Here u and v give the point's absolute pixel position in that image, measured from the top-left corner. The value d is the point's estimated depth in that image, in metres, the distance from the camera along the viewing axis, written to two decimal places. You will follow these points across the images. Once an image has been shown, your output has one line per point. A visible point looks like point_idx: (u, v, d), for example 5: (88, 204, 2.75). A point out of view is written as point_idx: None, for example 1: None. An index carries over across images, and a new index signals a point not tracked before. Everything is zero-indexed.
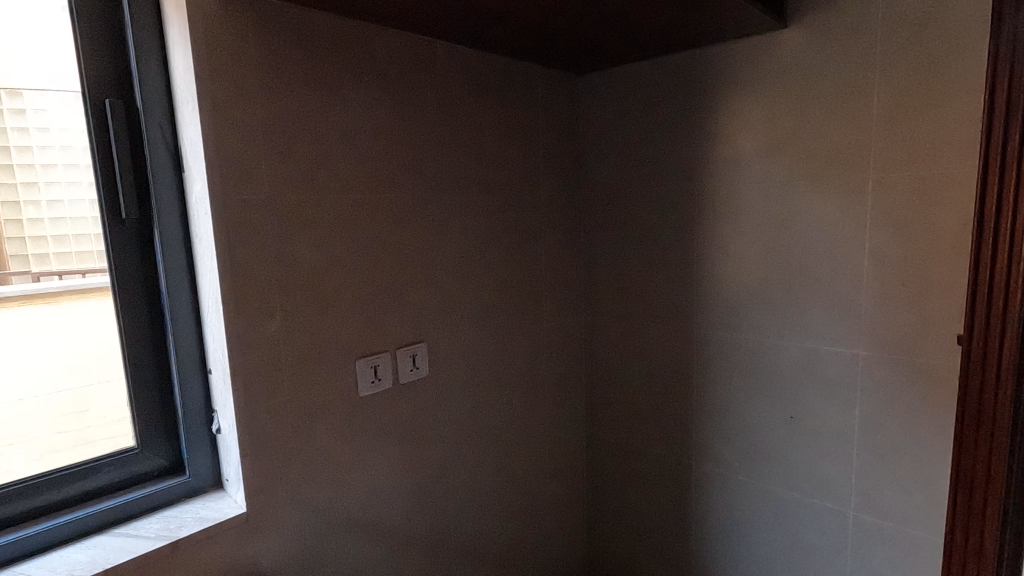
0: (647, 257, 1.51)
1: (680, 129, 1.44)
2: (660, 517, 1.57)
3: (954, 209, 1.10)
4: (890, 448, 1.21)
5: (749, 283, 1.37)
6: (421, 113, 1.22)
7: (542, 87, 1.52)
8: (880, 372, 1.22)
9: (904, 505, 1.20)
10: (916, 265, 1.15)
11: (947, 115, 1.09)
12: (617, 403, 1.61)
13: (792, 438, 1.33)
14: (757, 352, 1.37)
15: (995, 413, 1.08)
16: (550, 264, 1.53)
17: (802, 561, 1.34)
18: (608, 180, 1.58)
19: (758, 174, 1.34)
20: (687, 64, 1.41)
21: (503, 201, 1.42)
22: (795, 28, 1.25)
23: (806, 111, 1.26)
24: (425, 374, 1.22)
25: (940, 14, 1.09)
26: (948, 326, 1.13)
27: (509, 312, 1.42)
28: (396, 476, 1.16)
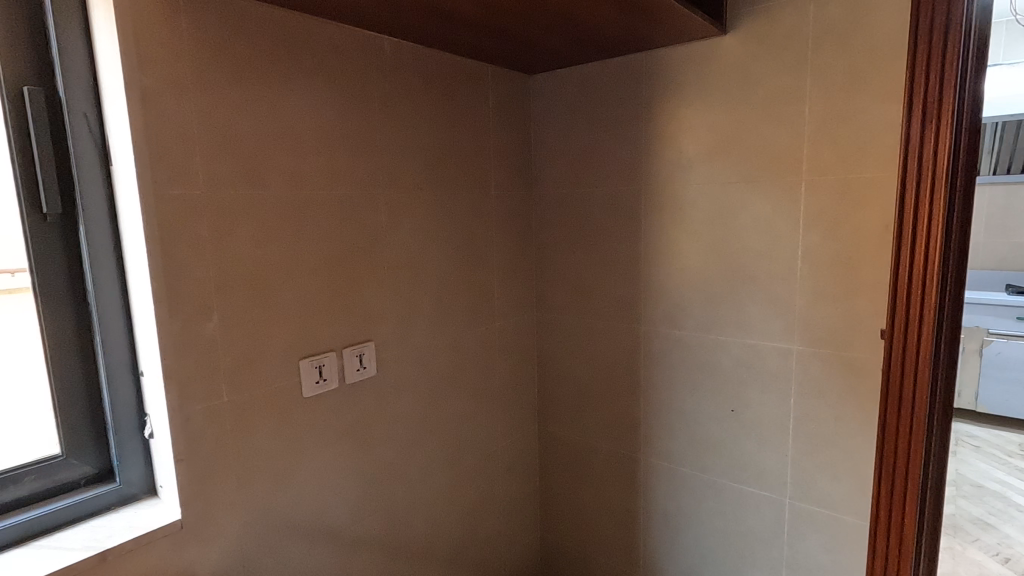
0: (589, 260, 1.59)
1: (629, 127, 1.45)
2: (610, 504, 1.66)
3: (881, 210, 1.12)
4: (823, 437, 1.26)
5: (689, 283, 1.41)
6: (367, 111, 1.20)
7: (495, 84, 1.51)
8: (815, 364, 1.25)
9: (835, 492, 1.26)
10: (846, 262, 1.17)
11: (877, 117, 1.11)
12: (563, 398, 1.72)
13: (733, 429, 1.39)
14: (700, 347, 1.41)
15: (914, 405, 1.12)
16: (500, 266, 1.59)
17: (744, 547, 1.41)
18: (561, 178, 1.61)
19: (701, 171, 1.35)
20: (637, 63, 1.41)
21: (453, 199, 1.43)
22: (734, 31, 1.25)
23: (744, 114, 1.27)
24: (372, 373, 1.26)
25: (874, 16, 1.09)
26: (872, 324, 1.16)
27: (459, 315, 1.48)
28: (343, 472, 1.23)
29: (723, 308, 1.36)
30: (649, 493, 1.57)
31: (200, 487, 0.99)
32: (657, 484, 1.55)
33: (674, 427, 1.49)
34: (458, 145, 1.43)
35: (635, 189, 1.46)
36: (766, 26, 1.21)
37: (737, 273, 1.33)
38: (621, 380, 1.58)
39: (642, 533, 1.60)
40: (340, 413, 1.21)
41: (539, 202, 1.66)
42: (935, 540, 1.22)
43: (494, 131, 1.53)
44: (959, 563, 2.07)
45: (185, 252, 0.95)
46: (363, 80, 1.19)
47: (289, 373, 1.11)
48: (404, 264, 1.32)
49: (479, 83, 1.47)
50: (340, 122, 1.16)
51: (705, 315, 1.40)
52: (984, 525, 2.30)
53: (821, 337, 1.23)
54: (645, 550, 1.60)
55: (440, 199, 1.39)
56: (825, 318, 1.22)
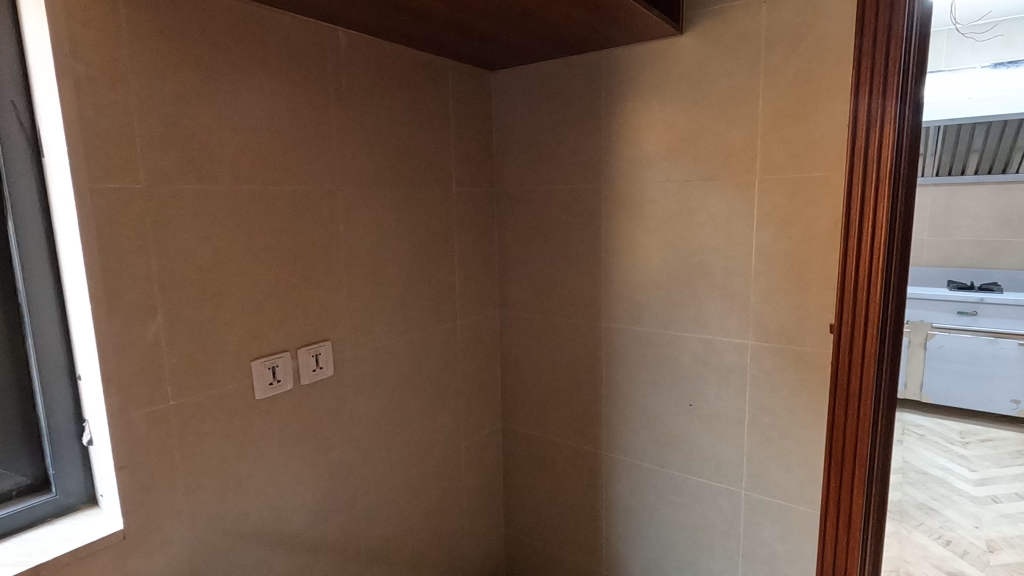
0: (551, 258, 1.59)
1: (589, 125, 1.46)
2: (573, 500, 1.67)
3: (829, 208, 1.16)
4: (776, 429, 1.29)
5: (648, 280, 1.43)
6: (321, 105, 1.17)
7: (455, 80, 1.50)
8: (768, 359, 1.28)
9: (787, 482, 1.29)
10: (797, 259, 1.21)
11: (824, 119, 1.14)
12: (526, 396, 1.72)
13: (692, 423, 1.41)
14: (659, 343, 1.43)
15: (860, 395, 1.16)
16: (462, 264, 1.58)
17: (703, 539, 1.44)
18: (522, 176, 1.61)
19: (659, 170, 1.37)
20: (596, 62, 1.42)
21: (413, 196, 1.41)
22: (691, 31, 1.27)
23: (700, 114, 1.29)
24: (329, 374, 1.23)
25: (821, 21, 1.12)
26: (822, 318, 1.20)
27: (420, 313, 1.46)
28: (299, 475, 1.19)
29: (681, 304, 1.38)
30: (611, 488, 1.58)
31: (145, 494, 0.95)
32: (619, 479, 1.57)
33: (635, 422, 1.51)
34: (418, 141, 1.41)
35: (596, 187, 1.47)
36: (721, 27, 1.23)
37: (694, 270, 1.35)
38: (583, 377, 1.59)
39: (604, 528, 1.62)
40: (296, 415, 1.18)
41: (501, 200, 1.66)
42: (881, 529, 1.26)
43: (455, 127, 1.52)
44: (905, 547, 2.16)
45: (126, 249, 0.90)
46: (318, 73, 1.16)
47: (241, 373, 1.08)
48: (362, 262, 1.29)
49: (439, 79, 1.45)
50: (293, 116, 1.12)
51: (664, 312, 1.42)
52: (928, 510, 2.41)
53: (774, 331, 1.26)
54: (607, 544, 1.62)
55: (400, 195, 1.37)
56: (778, 314, 1.25)
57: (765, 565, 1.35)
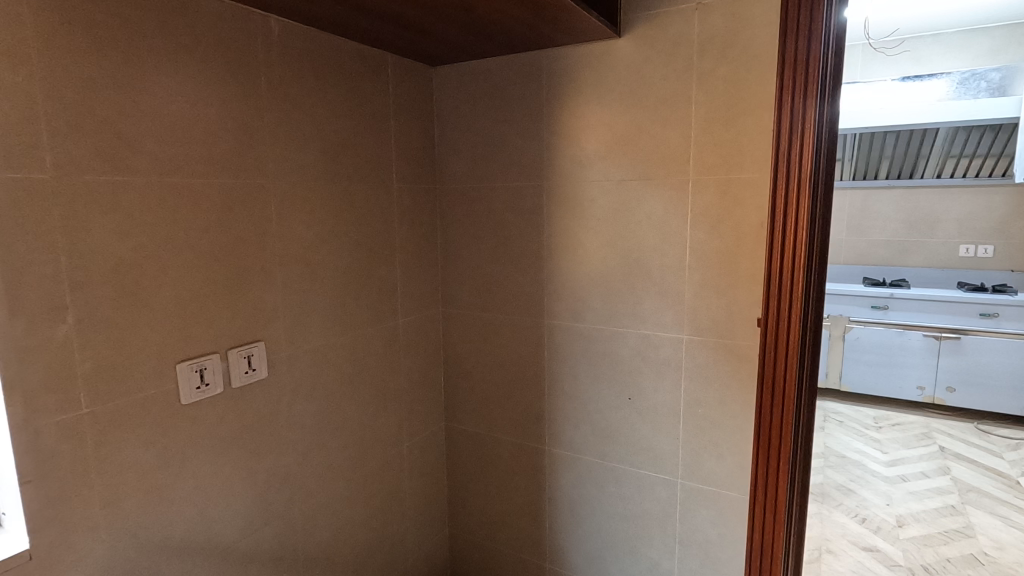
0: (493, 256, 1.59)
1: (530, 124, 1.47)
2: (517, 496, 1.68)
3: (755, 209, 1.22)
4: (709, 419, 1.35)
5: (589, 277, 1.46)
6: (252, 95, 1.12)
7: (395, 74, 1.47)
8: (701, 353, 1.34)
9: (719, 469, 1.35)
10: (727, 256, 1.27)
11: (751, 124, 1.20)
12: (470, 394, 1.72)
13: (631, 416, 1.45)
14: (600, 340, 1.47)
15: (784, 386, 1.22)
16: (404, 261, 1.56)
17: (642, 527, 1.49)
18: (465, 174, 1.60)
19: (598, 170, 1.40)
20: (537, 62, 1.43)
21: (352, 191, 1.37)
22: (628, 34, 1.30)
23: (636, 116, 1.33)
24: (263, 376, 1.19)
25: (748, 31, 1.18)
26: (749, 313, 1.26)
27: (360, 312, 1.43)
28: (231, 482, 1.14)
29: (620, 301, 1.42)
30: (554, 482, 1.61)
31: (56, 509, 0.88)
32: (561, 473, 1.59)
33: (576, 417, 1.54)
34: (357, 135, 1.37)
35: (538, 185, 1.49)
36: (657, 31, 1.27)
37: (633, 267, 1.39)
38: (526, 373, 1.60)
39: (548, 522, 1.64)
40: (227, 420, 1.12)
41: (444, 197, 1.65)
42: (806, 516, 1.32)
43: (395, 123, 1.49)
44: (826, 526, 2.31)
45: (30, 244, 0.82)
46: (247, 61, 1.11)
47: (166, 376, 1.01)
48: (298, 259, 1.25)
49: (378, 72, 1.42)
50: (221, 106, 1.07)
51: (604, 308, 1.45)
52: (846, 490, 2.59)
53: (707, 326, 1.32)
54: (551, 537, 1.64)
55: (338, 191, 1.33)
56: (710, 309, 1.31)
57: (701, 550, 1.41)
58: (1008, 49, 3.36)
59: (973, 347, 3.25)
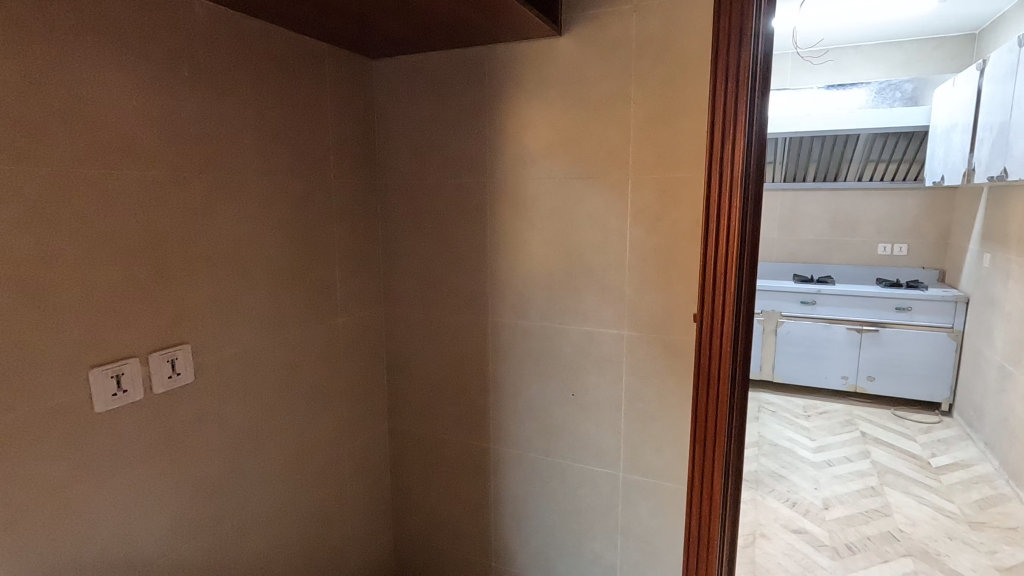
0: (436, 254, 1.57)
1: (472, 121, 1.46)
2: (462, 496, 1.67)
3: (691, 208, 1.26)
4: (648, 413, 1.38)
5: (532, 275, 1.46)
6: (174, 82, 1.05)
7: (332, 66, 1.42)
8: (640, 348, 1.37)
9: (659, 461, 1.39)
10: (664, 254, 1.30)
11: (686, 126, 1.24)
12: (414, 394, 1.69)
13: (574, 413, 1.47)
14: (543, 337, 1.47)
15: (719, 379, 1.26)
16: (343, 259, 1.51)
17: (585, 521, 1.51)
18: (406, 170, 1.57)
19: (540, 168, 1.40)
20: (478, 58, 1.42)
21: (286, 185, 1.31)
22: (569, 33, 1.31)
23: (577, 115, 1.34)
24: (189, 381, 1.12)
25: (682, 35, 1.21)
26: (686, 309, 1.30)
27: (297, 311, 1.38)
28: (154, 494, 1.07)
29: (563, 298, 1.43)
30: (499, 481, 1.61)
31: None
32: (506, 471, 1.59)
33: (521, 414, 1.54)
34: (292, 127, 1.32)
35: (481, 182, 1.48)
36: (597, 31, 1.29)
37: (575, 265, 1.40)
38: (471, 372, 1.59)
39: (493, 520, 1.63)
40: (147, 428, 1.05)
41: (384, 193, 1.61)
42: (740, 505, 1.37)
43: (333, 116, 1.44)
44: (759, 512, 2.42)
45: None
46: (168, 45, 1.04)
47: (79, 383, 0.94)
48: (227, 257, 1.19)
49: (314, 63, 1.37)
50: (139, 92, 0.99)
51: (546, 306, 1.46)
52: (778, 477, 2.73)
53: (646, 322, 1.35)
54: (496, 536, 1.64)
55: (271, 185, 1.28)
56: (650, 306, 1.34)
57: (642, 541, 1.44)
58: (919, 62, 3.63)
59: (890, 338, 3.50)
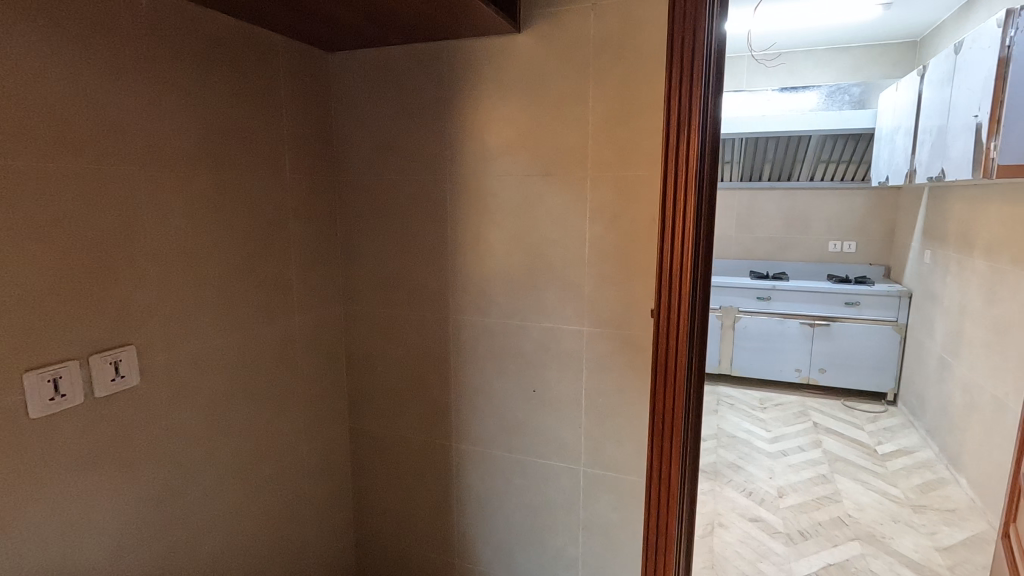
0: (396, 251, 1.56)
1: (432, 118, 1.45)
2: (425, 495, 1.66)
3: (648, 205, 1.28)
4: (607, 408, 1.40)
5: (493, 272, 1.46)
6: (116, 71, 1.00)
7: (286, 59, 1.39)
8: (599, 344, 1.38)
9: (618, 455, 1.41)
10: (622, 251, 1.32)
11: (642, 125, 1.26)
12: (374, 394, 1.67)
13: (535, 410, 1.48)
14: (504, 335, 1.48)
15: (675, 373, 1.28)
16: (299, 257, 1.48)
17: (547, 517, 1.52)
18: (364, 167, 1.55)
19: (500, 166, 1.40)
20: (438, 54, 1.41)
21: (238, 181, 1.27)
22: (528, 30, 1.31)
23: (536, 113, 1.34)
24: (134, 383, 1.07)
25: (639, 35, 1.23)
26: (644, 305, 1.32)
27: (251, 311, 1.34)
28: (98, 502, 1.02)
29: (524, 295, 1.44)
30: (461, 479, 1.60)
31: None
32: (468, 469, 1.59)
33: (483, 411, 1.54)
34: (244, 122, 1.28)
35: (441, 179, 1.47)
36: (555, 29, 1.29)
37: (536, 262, 1.41)
38: (432, 371, 1.58)
39: (456, 518, 1.63)
40: (89, 433, 1.00)
41: (342, 190, 1.58)
42: (696, 496, 1.40)
43: (288, 109, 1.40)
44: (718, 502, 2.49)
45: None
46: (109, 32, 0.99)
47: (12, 387, 0.88)
48: (175, 255, 1.14)
49: (267, 56, 1.33)
50: (77, 80, 0.94)
51: (507, 304, 1.46)
52: (735, 467, 2.81)
53: (605, 319, 1.37)
54: (458, 534, 1.64)
55: (222, 180, 1.23)
56: (609, 302, 1.36)
57: (603, 535, 1.46)
58: (866, 67, 3.79)
59: (840, 332, 3.65)
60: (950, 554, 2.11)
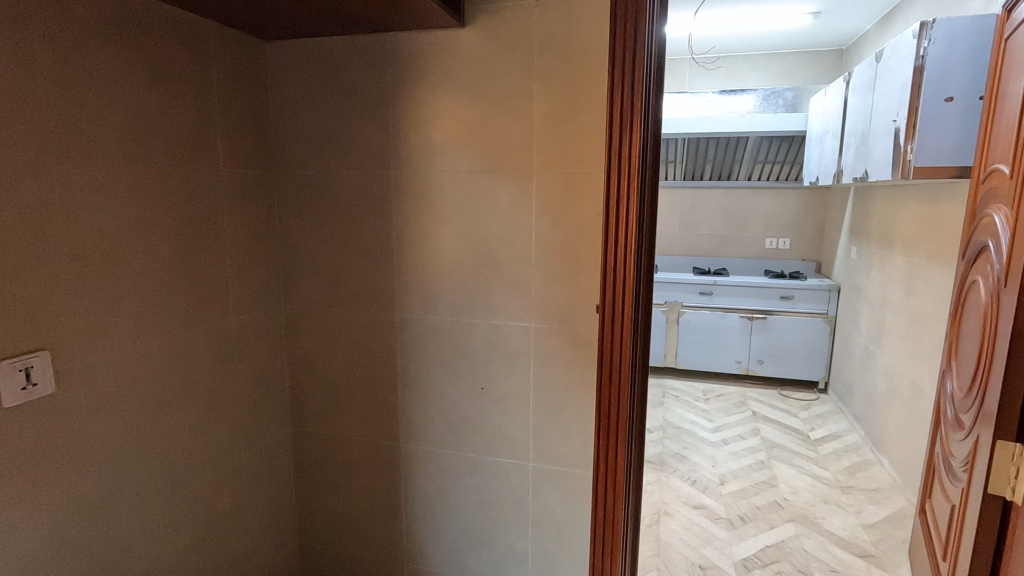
0: (339, 248, 1.51)
1: (375, 111, 1.41)
2: (372, 497, 1.63)
3: (593, 202, 1.30)
4: (555, 403, 1.41)
5: (440, 269, 1.44)
6: (24, 53, 0.92)
7: (218, 46, 1.32)
8: (546, 340, 1.39)
9: (566, 449, 1.43)
10: (567, 247, 1.33)
11: (586, 123, 1.27)
12: (318, 395, 1.62)
13: (484, 407, 1.47)
14: (451, 332, 1.46)
15: (621, 368, 1.30)
16: (236, 254, 1.41)
17: (497, 513, 1.52)
18: (304, 161, 1.50)
19: (445, 162, 1.39)
20: (380, 46, 1.38)
21: (165, 174, 1.20)
22: (472, 25, 1.30)
23: (482, 109, 1.34)
24: (50, 392, 1.00)
25: (582, 33, 1.24)
26: (589, 301, 1.34)
27: (183, 311, 1.27)
28: (8, 521, 0.94)
29: (471, 291, 1.43)
30: (409, 479, 1.58)
31: None
32: (416, 468, 1.57)
33: (431, 410, 1.52)
34: (172, 113, 1.20)
35: (385, 174, 1.44)
36: (500, 24, 1.28)
37: (482, 258, 1.40)
38: (378, 370, 1.55)
39: (404, 519, 1.61)
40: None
41: (281, 184, 1.52)
42: (641, 486, 1.43)
43: (220, 98, 1.33)
44: (664, 491, 2.56)
45: None
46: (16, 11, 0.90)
47: None
48: (96, 253, 1.06)
49: (197, 42, 1.26)
50: None
51: (455, 301, 1.45)
52: (680, 457, 2.90)
53: (552, 314, 1.37)
54: (407, 535, 1.61)
55: (148, 173, 1.16)
56: (556, 297, 1.36)
57: (552, 529, 1.47)
58: (798, 73, 3.99)
59: (777, 325, 3.83)
60: (874, 531, 2.25)
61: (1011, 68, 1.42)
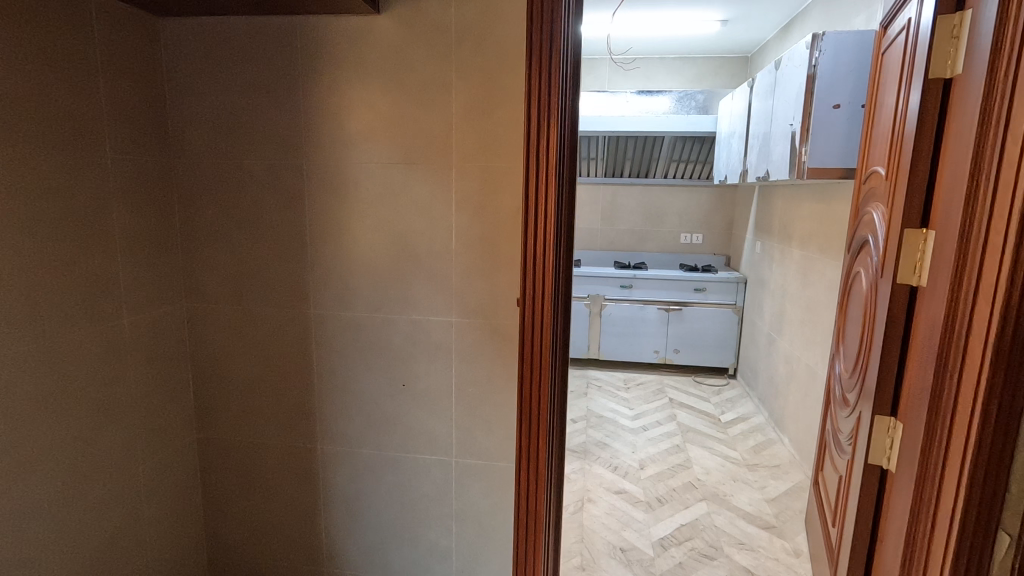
0: (248, 242, 1.43)
1: (285, 99, 1.34)
2: (288, 502, 1.56)
3: (512, 197, 1.30)
4: (477, 397, 1.41)
5: (357, 264, 1.40)
6: None
7: (104, 20, 1.20)
8: (468, 334, 1.38)
9: (489, 442, 1.43)
10: (488, 241, 1.33)
11: (504, 117, 1.27)
12: (226, 397, 1.52)
13: (406, 404, 1.44)
14: (370, 328, 1.42)
15: (541, 359, 1.31)
16: (129, 247, 1.30)
17: (419, 510, 1.50)
18: (207, 148, 1.39)
19: (361, 153, 1.34)
20: (289, 29, 1.31)
21: (44, 157, 1.07)
22: (387, 13, 1.26)
23: (399, 99, 1.30)
24: None
25: (499, 27, 1.24)
26: (509, 294, 1.35)
27: (69, 312, 1.15)
28: None
29: (390, 286, 1.39)
30: (327, 481, 1.52)
31: None
32: (335, 469, 1.51)
33: (349, 409, 1.47)
34: (50, 91, 1.08)
35: (297, 164, 1.37)
36: (416, 13, 1.26)
37: (401, 252, 1.37)
38: (293, 369, 1.48)
39: (323, 522, 1.55)
40: None
41: (180, 173, 1.41)
42: (563, 475, 1.46)
43: (107, 77, 1.21)
44: (587, 479, 2.64)
45: None
46: None
47: None
48: None
49: (79, 13, 1.14)
50: None
51: (373, 296, 1.41)
52: (602, 445, 3.00)
53: (473, 309, 1.37)
54: (326, 538, 1.56)
55: (21, 157, 1.03)
56: (477, 291, 1.36)
57: (476, 522, 1.47)
58: (708, 77, 4.22)
59: (691, 316, 4.04)
60: (776, 503, 2.44)
61: (886, 80, 1.57)
